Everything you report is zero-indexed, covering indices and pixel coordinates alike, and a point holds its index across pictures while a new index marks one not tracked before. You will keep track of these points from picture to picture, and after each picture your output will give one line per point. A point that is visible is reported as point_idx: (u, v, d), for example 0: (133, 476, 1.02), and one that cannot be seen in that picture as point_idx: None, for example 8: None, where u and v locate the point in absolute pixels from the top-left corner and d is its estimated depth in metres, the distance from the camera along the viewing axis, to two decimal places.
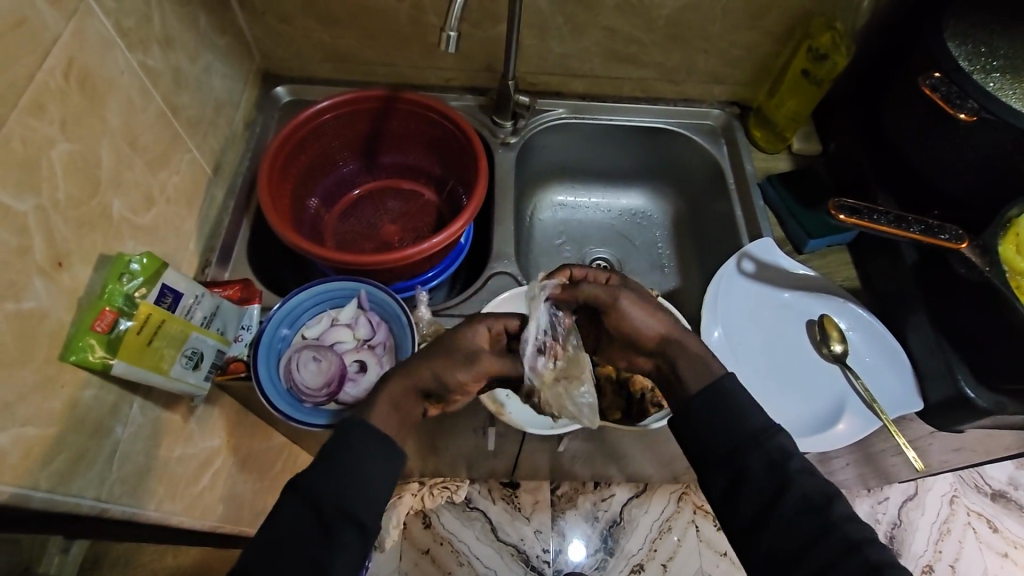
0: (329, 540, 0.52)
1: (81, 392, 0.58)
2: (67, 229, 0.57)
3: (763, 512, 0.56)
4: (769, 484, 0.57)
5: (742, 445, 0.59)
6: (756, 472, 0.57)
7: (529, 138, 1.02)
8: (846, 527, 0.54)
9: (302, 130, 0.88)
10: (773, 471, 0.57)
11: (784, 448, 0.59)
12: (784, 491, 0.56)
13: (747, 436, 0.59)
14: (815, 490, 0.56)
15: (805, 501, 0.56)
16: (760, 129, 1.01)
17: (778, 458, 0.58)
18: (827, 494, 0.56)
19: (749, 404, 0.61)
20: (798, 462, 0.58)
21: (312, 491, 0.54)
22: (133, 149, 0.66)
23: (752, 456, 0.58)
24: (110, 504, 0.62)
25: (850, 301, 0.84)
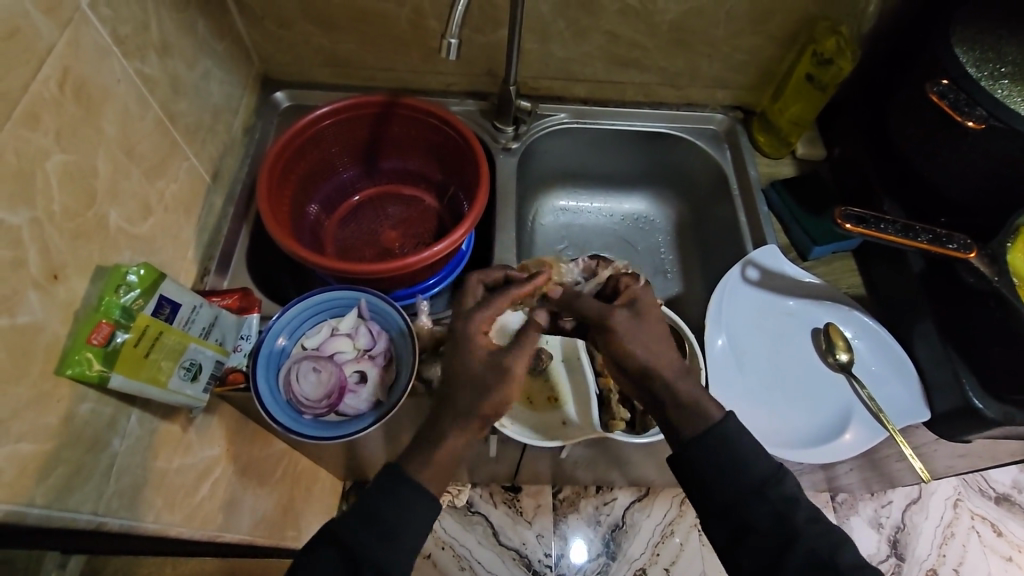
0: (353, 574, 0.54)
1: (77, 407, 0.57)
2: (62, 242, 0.56)
3: (772, 561, 0.56)
4: (771, 535, 0.56)
5: (745, 497, 0.58)
6: (761, 524, 0.57)
7: (531, 144, 1.01)
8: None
9: (301, 137, 0.88)
10: (780, 525, 0.56)
11: (789, 495, 0.58)
12: (792, 544, 0.55)
13: (752, 485, 0.58)
14: (822, 546, 0.55)
15: (810, 555, 0.55)
16: (764, 134, 1.00)
17: (783, 511, 0.57)
18: (833, 547, 0.55)
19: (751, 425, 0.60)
20: (804, 512, 0.57)
21: (333, 531, 0.56)
22: (130, 158, 0.66)
23: (755, 508, 0.57)
24: (107, 518, 0.62)
25: (855, 309, 0.83)
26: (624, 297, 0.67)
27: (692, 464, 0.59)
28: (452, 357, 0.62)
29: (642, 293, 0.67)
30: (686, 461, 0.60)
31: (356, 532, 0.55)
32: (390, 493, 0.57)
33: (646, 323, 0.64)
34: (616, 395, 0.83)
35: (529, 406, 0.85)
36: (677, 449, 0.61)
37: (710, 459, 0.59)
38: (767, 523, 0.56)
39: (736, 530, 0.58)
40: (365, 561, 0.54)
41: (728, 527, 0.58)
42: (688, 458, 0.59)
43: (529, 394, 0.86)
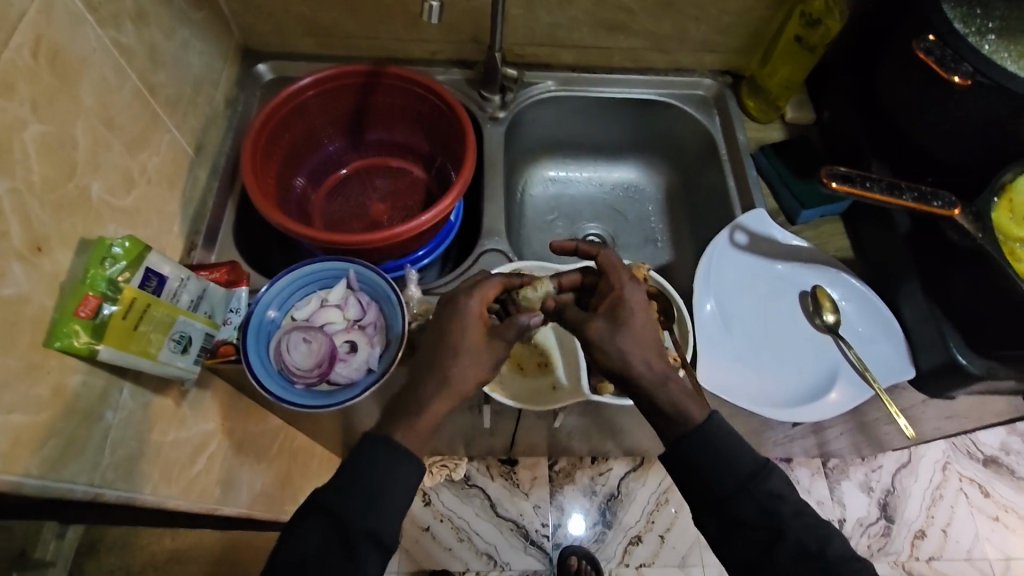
0: (336, 566, 0.55)
1: (67, 379, 0.57)
2: (44, 213, 0.55)
3: (761, 554, 0.58)
4: (761, 530, 0.58)
5: (741, 485, 0.59)
6: (749, 518, 0.58)
7: (519, 113, 1.00)
8: (842, 567, 0.57)
9: (285, 108, 0.87)
10: (766, 518, 0.58)
11: (773, 490, 0.60)
12: (779, 537, 0.57)
13: (740, 481, 0.59)
14: (811, 537, 0.58)
15: (799, 547, 0.58)
16: (752, 99, 1.00)
17: (769, 505, 0.59)
18: (821, 537, 0.58)
19: (747, 447, 0.61)
20: (787, 506, 0.59)
21: (335, 509, 0.56)
22: (110, 129, 0.65)
23: (743, 504, 0.59)
24: (104, 488, 0.62)
25: (843, 271, 0.84)
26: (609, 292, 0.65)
27: (682, 448, 0.60)
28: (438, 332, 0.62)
29: (631, 292, 0.64)
30: (680, 456, 0.60)
31: (355, 507, 0.56)
32: (382, 471, 0.57)
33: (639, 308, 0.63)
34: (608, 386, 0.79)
35: (521, 373, 0.86)
36: (671, 444, 0.61)
37: (699, 440, 0.59)
38: (755, 516, 0.58)
39: (725, 522, 0.59)
40: (363, 531, 0.55)
41: (716, 519, 0.60)
42: (682, 448, 0.60)
43: (521, 360, 0.87)
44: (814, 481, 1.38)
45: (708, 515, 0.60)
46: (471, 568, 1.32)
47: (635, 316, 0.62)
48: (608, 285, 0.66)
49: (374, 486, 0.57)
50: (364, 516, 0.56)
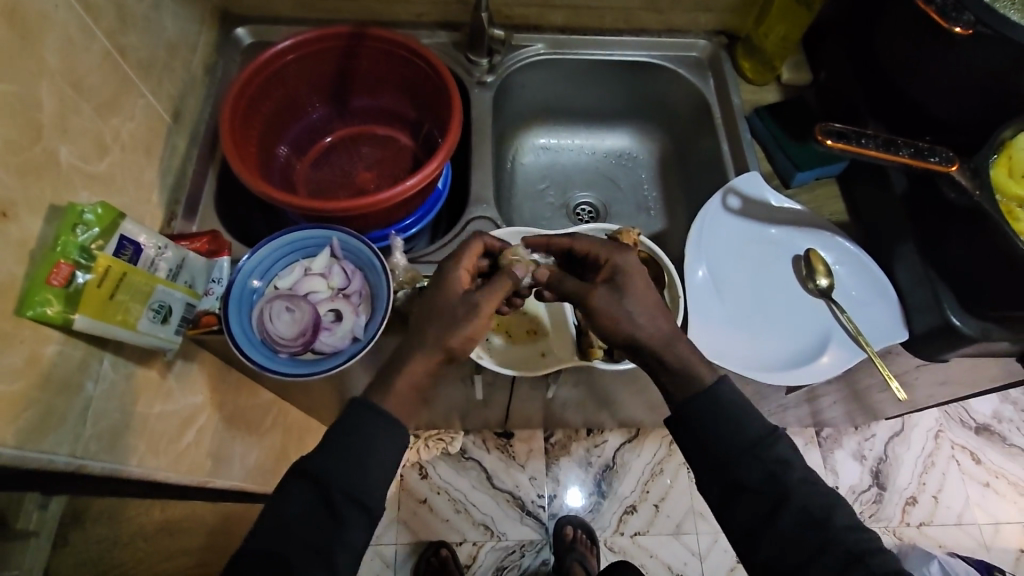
0: (324, 533, 0.54)
1: (43, 348, 0.56)
2: (9, 177, 0.53)
3: (762, 519, 0.57)
4: (764, 494, 0.57)
5: (739, 455, 0.58)
6: (752, 482, 0.57)
7: (508, 77, 0.97)
8: (846, 537, 0.55)
9: (265, 72, 0.84)
10: (771, 483, 0.57)
11: (783, 458, 0.58)
12: (783, 504, 0.56)
13: (744, 445, 0.58)
14: (814, 503, 0.56)
15: (803, 513, 0.56)
16: (749, 60, 0.97)
17: (776, 470, 0.57)
18: (827, 506, 0.56)
19: (754, 415, 0.60)
20: (798, 472, 0.57)
21: (322, 476, 0.55)
22: (77, 92, 0.62)
23: (748, 468, 0.57)
24: (88, 461, 0.62)
25: (836, 235, 0.82)
26: (603, 270, 0.65)
27: (693, 408, 0.60)
28: (442, 301, 0.62)
29: (622, 259, 0.65)
30: (688, 418, 0.60)
31: (343, 470, 0.56)
32: (383, 439, 0.57)
33: (637, 275, 0.64)
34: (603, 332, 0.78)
35: (510, 341, 0.85)
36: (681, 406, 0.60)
37: (709, 404, 0.59)
38: (759, 481, 0.57)
39: (727, 486, 0.58)
40: (350, 498, 0.55)
41: (720, 485, 0.59)
42: (690, 412, 0.60)
43: (509, 328, 0.85)
44: (808, 450, 1.39)
45: (709, 479, 0.59)
46: (468, 538, 1.33)
47: (635, 282, 0.62)
48: (594, 262, 0.67)
49: (357, 452, 0.56)
50: (347, 479, 0.55)
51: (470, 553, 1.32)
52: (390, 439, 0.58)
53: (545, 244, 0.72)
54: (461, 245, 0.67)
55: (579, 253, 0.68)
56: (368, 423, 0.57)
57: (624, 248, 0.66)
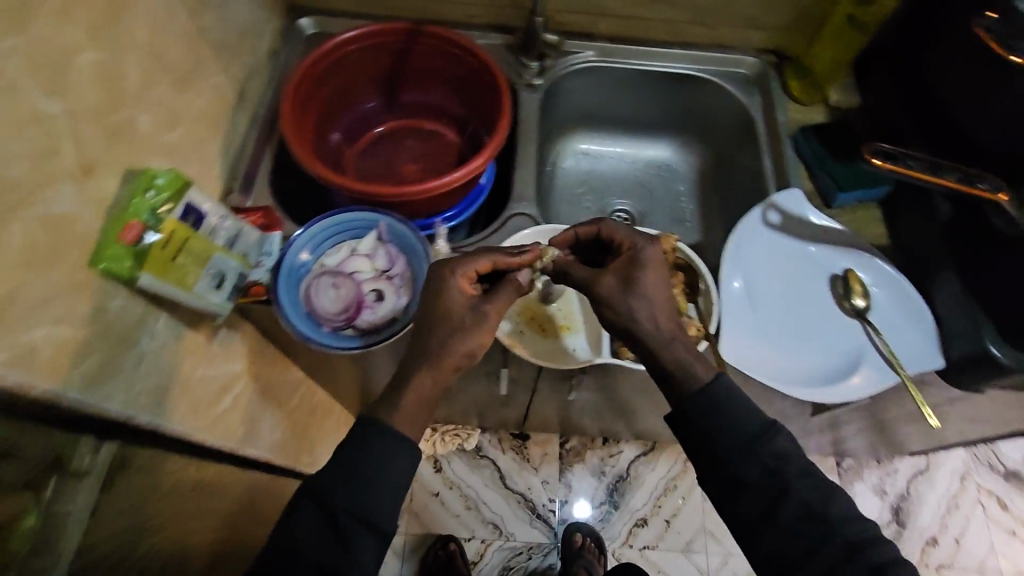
0: (356, 502, 0.56)
1: (109, 301, 0.60)
2: (94, 138, 0.57)
3: (763, 515, 0.57)
4: (765, 491, 0.57)
5: (740, 453, 0.58)
6: (752, 479, 0.58)
7: (556, 81, 0.99)
8: (844, 528, 0.56)
9: (326, 60, 0.87)
10: (769, 478, 0.57)
11: (780, 452, 0.59)
12: (781, 498, 0.57)
13: (745, 442, 0.58)
14: (813, 497, 0.57)
15: (803, 508, 0.57)
16: (796, 81, 0.98)
17: (774, 466, 0.58)
18: (824, 499, 0.57)
19: (751, 410, 0.60)
20: (794, 466, 0.58)
21: (358, 446, 0.57)
22: (158, 66, 0.66)
23: (748, 466, 0.58)
24: (136, 414, 0.65)
25: (875, 257, 0.82)
26: (624, 256, 0.66)
27: (689, 411, 0.60)
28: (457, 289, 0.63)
29: (647, 249, 0.65)
30: (686, 415, 0.60)
31: (379, 445, 0.57)
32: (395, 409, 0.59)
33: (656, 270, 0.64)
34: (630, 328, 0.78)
35: (540, 334, 0.86)
36: (676, 405, 0.61)
37: (740, 415, 0.59)
38: (757, 478, 0.58)
39: (728, 483, 0.59)
40: (382, 470, 0.57)
41: (719, 484, 0.59)
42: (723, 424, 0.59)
43: (540, 322, 0.87)
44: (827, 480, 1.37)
45: (709, 475, 0.59)
46: (477, 536, 1.34)
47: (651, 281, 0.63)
48: (620, 248, 0.68)
49: (392, 427, 0.58)
50: (384, 452, 0.57)
51: (478, 550, 1.33)
52: (413, 413, 0.60)
53: (571, 237, 0.72)
54: (472, 253, 0.66)
55: (606, 239, 0.69)
56: (402, 400, 0.59)
57: (647, 237, 0.66)
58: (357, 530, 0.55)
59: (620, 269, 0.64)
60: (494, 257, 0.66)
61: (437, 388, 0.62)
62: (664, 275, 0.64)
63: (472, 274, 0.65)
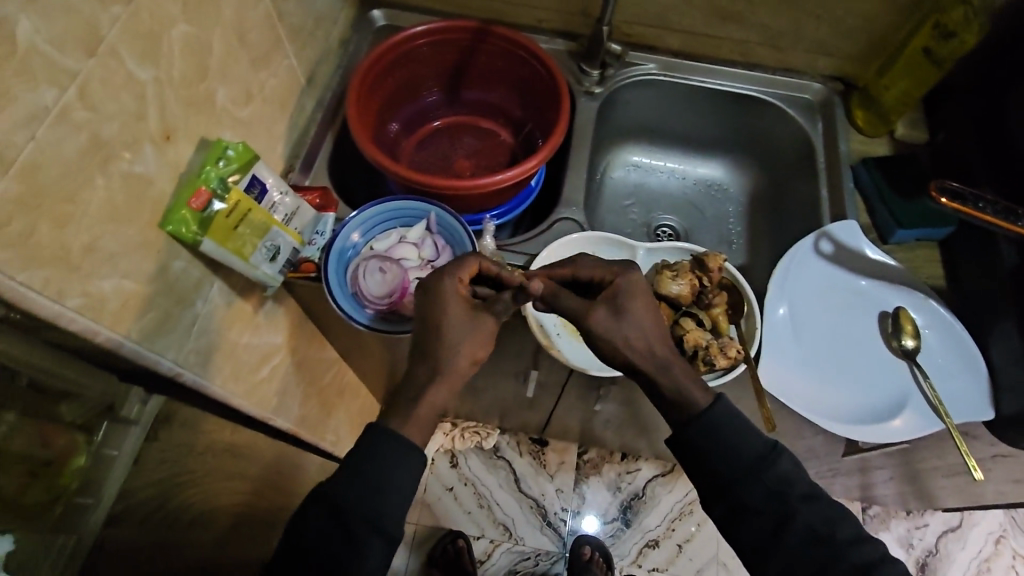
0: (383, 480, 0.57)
1: (172, 261, 0.63)
2: (177, 107, 0.60)
3: (770, 538, 0.57)
4: (767, 513, 0.57)
5: (743, 476, 0.58)
6: (756, 503, 0.57)
7: (615, 91, 1.00)
8: (852, 552, 0.56)
9: (395, 52, 0.90)
10: (773, 501, 0.57)
11: (784, 475, 0.58)
12: (785, 523, 0.57)
13: (748, 465, 0.58)
14: (819, 519, 0.57)
15: (809, 533, 0.56)
16: (863, 110, 0.96)
17: (778, 490, 0.57)
18: (831, 520, 0.57)
19: (753, 432, 0.60)
20: (799, 490, 0.58)
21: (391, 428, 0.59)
22: (240, 44, 0.70)
23: (751, 490, 0.58)
24: (184, 370, 0.68)
25: (931, 298, 0.79)
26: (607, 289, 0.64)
27: (688, 434, 0.59)
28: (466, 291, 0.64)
29: (630, 280, 0.64)
30: (683, 443, 0.60)
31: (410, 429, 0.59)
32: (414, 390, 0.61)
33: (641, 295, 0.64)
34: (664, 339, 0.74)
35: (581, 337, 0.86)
36: (677, 428, 0.61)
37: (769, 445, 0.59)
38: (762, 502, 0.57)
39: (732, 508, 0.58)
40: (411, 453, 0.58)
41: (725, 505, 0.59)
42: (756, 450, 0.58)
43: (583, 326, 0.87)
44: None
45: (714, 495, 0.59)
46: (486, 535, 1.35)
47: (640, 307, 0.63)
48: (601, 286, 0.66)
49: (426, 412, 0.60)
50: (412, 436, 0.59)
51: (485, 550, 1.33)
52: (435, 398, 0.61)
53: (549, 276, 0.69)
54: (458, 258, 0.65)
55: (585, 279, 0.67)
56: (432, 391, 0.61)
57: (631, 270, 0.65)
58: (382, 509, 0.57)
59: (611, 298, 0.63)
60: (479, 260, 0.66)
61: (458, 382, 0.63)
62: (651, 305, 0.64)
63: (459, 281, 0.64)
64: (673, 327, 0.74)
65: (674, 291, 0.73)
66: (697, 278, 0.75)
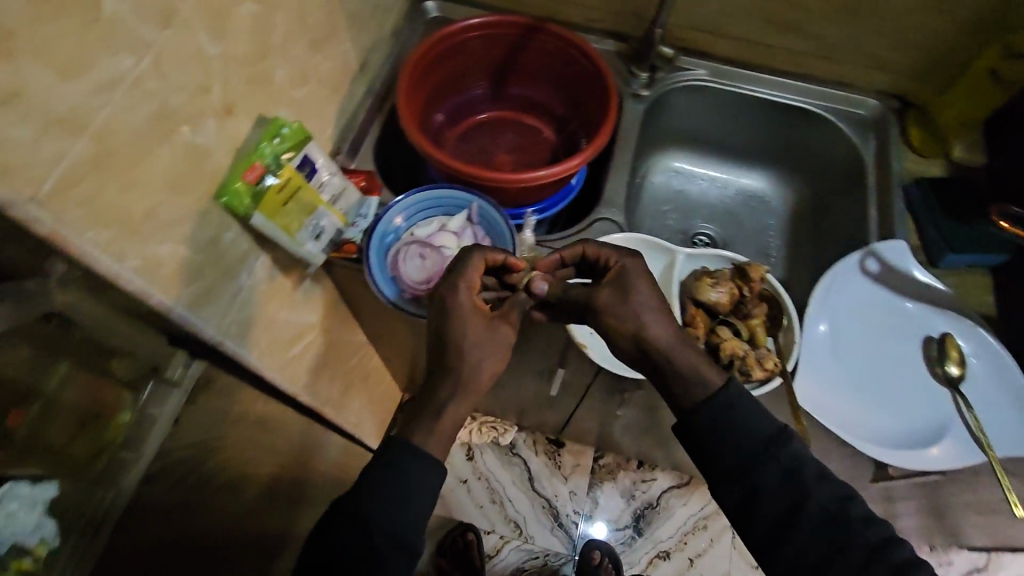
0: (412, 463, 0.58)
1: (223, 232, 0.65)
2: (239, 82, 0.62)
3: (783, 520, 0.57)
4: (783, 495, 0.57)
5: (756, 459, 0.58)
6: (770, 485, 0.58)
7: (663, 94, 0.99)
8: (864, 531, 0.56)
9: (447, 43, 0.90)
10: (786, 482, 0.58)
11: (795, 455, 0.59)
12: (800, 505, 0.57)
13: (761, 446, 0.59)
14: (830, 498, 0.57)
15: (822, 513, 0.57)
16: (918, 129, 0.93)
17: (791, 468, 0.58)
18: (842, 498, 0.58)
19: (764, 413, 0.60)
20: (812, 470, 0.58)
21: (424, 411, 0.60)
22: (300, 26, 0.71)
23: (765, 470, 0.58)
24: (225, 339, 0.70)
25: (979, 326, 0.77)
26: (611, 270, 0.64)
27: (699, 418, 0.60)
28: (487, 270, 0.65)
29: (631, 262, 0.64)
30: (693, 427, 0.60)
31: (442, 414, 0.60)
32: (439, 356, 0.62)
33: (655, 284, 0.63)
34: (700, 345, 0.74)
35: None
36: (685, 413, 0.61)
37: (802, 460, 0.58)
38: (775, 483, 0.58)
39: (747, 493, 0.59)
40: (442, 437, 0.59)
41: (741, 492, 0.59)
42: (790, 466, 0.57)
43: None
44: None
45: (727, 477, 0.59)
46: (497, 530, 1.35)
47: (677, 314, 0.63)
48: (606, 268, 0.65)
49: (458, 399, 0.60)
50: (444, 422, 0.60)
51: (495, 545, 1.34)
52: (466, 366, 0.61)
53: (556, 262, 0.69)
54: (460, 259, 0.64)
55: (591, 258, 0.66)
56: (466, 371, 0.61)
57: (631, 252, 0.65)
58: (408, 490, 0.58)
59: (616, 280, 0.63)
60: (483, 257, 0.65)
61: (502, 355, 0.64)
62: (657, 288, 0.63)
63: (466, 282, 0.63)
64: (709, 335, 0.74)
65: (713, 298, 0.73)
66: (737, 288, 0.74)
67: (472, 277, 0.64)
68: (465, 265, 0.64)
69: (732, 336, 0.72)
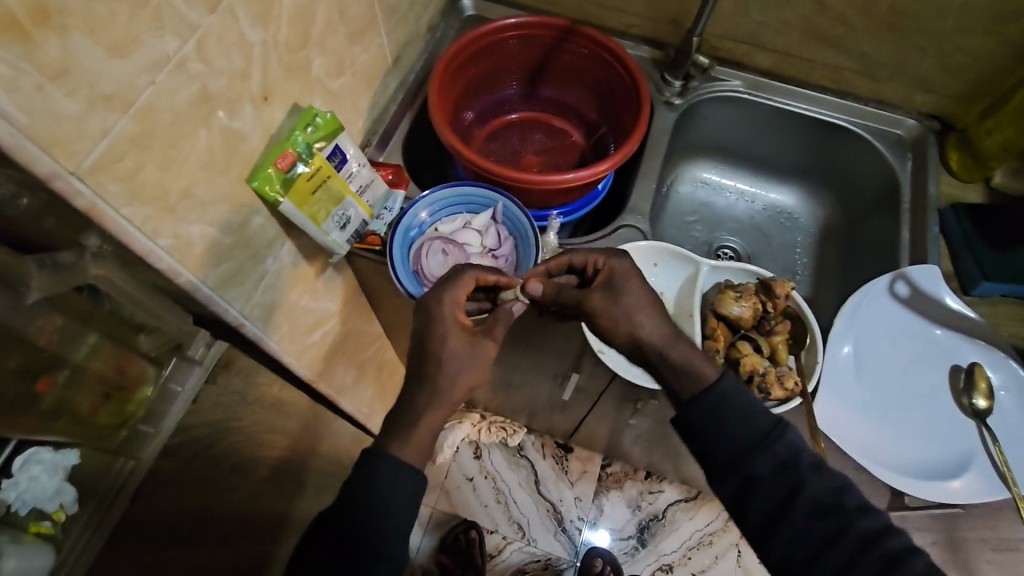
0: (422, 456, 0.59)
1: (252, 217, 0.66)
2: (277, 70, 0.63)
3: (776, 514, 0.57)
4: (779, 487, 0.57)
5: (751, 448, 0.58)
6: (763, 476, 0.57)
7: (696, 103, 0.97)
8: (859, 520, 0.55)
9: (482, 42, 0.90)
10: (782, 471, 0.57)
11: (792, 446, 0.58)
12: (796, 493, 0.56)
13: (755, 435, 0.59)
14: (825, 490, 0.57)
15: (815, 503, 0.56)
16: (958, 152, 0.91)
17: (788, 459, 0.58)
18: (837, 491, 0.57)
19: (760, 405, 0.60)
20: (809, 459, 0.58)
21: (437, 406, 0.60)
22: (340, 18, 0.72)
23: (760, 459, 0.58)
24: (247, 321, 0.71)
25: (1011, 358, 0.75)
26: (601, 274, 0.66)
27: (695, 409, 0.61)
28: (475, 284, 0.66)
29: (620, 264, 0.66)
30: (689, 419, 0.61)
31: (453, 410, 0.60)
32: (450, 340, 0.63)
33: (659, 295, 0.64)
34: (721, 359, 0.73)
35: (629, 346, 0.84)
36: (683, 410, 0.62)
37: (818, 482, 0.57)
38: (770, 472, 0.57)
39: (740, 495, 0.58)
40: None
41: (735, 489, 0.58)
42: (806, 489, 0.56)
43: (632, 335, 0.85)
44: None
45: (722, 462, 0.59)
46: (500, 531, 1.35)
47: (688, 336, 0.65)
48: (595, 272, 0.67)
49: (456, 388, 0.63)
50: None
51: (497, 545, 1.33)
52: (468, 357, 0.64)
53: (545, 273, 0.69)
54: (455, 274, 0.66)
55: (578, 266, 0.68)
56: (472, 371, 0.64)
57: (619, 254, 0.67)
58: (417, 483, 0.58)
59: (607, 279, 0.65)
60: (474, 276, 0.66)
61: (497, 333, 0.66)
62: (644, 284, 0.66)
63: (461, 298, 0.65)
64: (729, 350, 0.73)
65: (736, 312, 0.72)
66: (761, 303, 0.73)
67: (460, 296, 0.65)
68: (452, 282, 0.65)
69: (753, 353, 0.71)
